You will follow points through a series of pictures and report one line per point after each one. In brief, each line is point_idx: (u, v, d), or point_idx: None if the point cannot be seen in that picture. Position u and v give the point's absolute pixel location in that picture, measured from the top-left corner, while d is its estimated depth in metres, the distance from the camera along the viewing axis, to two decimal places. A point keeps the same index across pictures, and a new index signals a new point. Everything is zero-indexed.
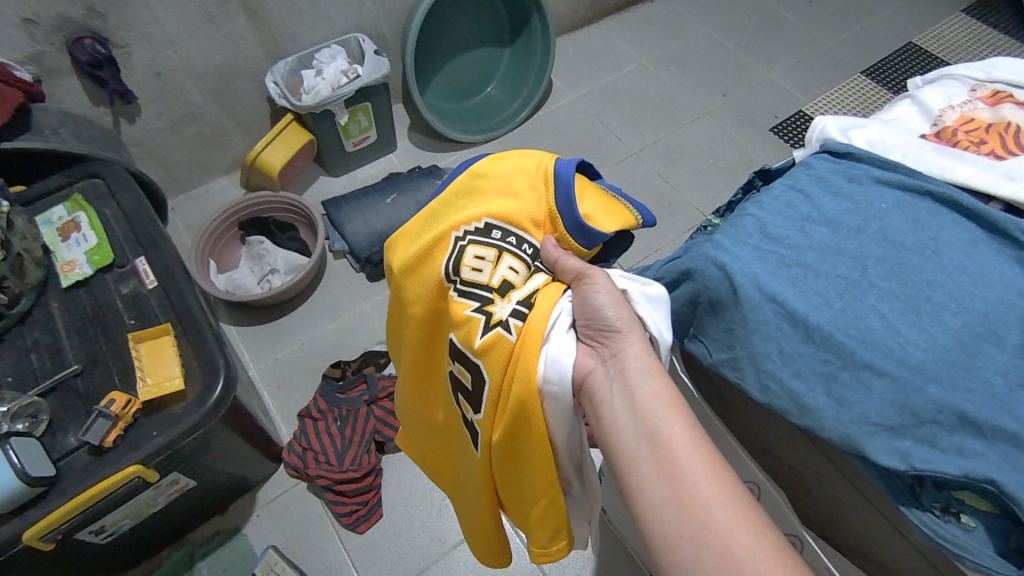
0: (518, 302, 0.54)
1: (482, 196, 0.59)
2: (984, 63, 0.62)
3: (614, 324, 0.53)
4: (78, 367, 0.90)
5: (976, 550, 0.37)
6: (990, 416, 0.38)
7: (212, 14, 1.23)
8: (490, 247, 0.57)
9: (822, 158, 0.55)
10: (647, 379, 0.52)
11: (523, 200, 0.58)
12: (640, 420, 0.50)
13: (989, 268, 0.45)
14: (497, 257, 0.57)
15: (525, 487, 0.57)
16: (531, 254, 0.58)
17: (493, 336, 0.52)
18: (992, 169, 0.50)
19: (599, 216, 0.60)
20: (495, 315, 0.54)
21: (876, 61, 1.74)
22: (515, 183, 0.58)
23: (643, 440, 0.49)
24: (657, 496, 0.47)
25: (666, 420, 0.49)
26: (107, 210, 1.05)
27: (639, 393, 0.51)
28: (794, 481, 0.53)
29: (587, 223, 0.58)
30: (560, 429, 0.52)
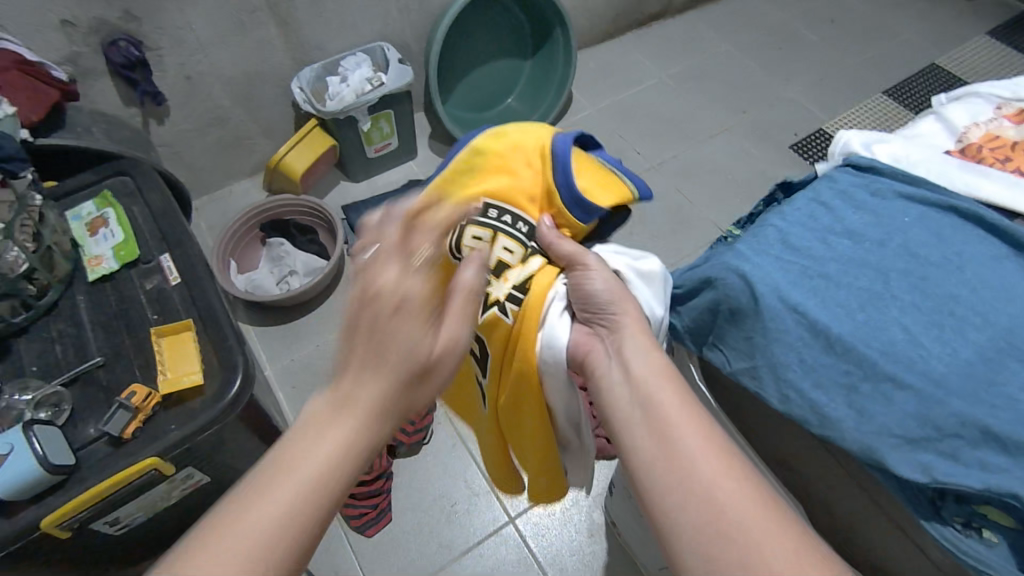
0: (516, 285, 0.58)
1: (480, 173, 0.60)
2: (1008, 83, 0.62)
3: (610, 306, 0.56)
4: (100, 359, 0.91)
5: (999, 566, 0.37)
6: (1014, 432, 0.38)
7: (243, 20, 1.26)
8: (486, 228, 0.59)
9: (845, 172, 0.55)
10: (644, 354, 0.53)
11: (519, 177, 0.60)
12: (635, 390, 0.51)
13: (1014, 284, 0.45)
14: (492, 238, 0.59)
15: (526, 443, 0.63)
16: (526, 233, 0.60)
17: (491, 317, 0.57)
18: (1017, 187, 0.50)
19: (595, 191, 0.61)
20: (492, 295, 0.58)
21: (898, 81, 1.74)
22: (513, 160, 0.60)
23: (634, 401, 0.50)
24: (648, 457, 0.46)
25: (657, 387, 0.50)
26: (134, 208, 1.08)
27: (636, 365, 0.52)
28: (810, 494, 0.53)
29: (584, 197, 0.60)
30: (554, 399, 0.57)
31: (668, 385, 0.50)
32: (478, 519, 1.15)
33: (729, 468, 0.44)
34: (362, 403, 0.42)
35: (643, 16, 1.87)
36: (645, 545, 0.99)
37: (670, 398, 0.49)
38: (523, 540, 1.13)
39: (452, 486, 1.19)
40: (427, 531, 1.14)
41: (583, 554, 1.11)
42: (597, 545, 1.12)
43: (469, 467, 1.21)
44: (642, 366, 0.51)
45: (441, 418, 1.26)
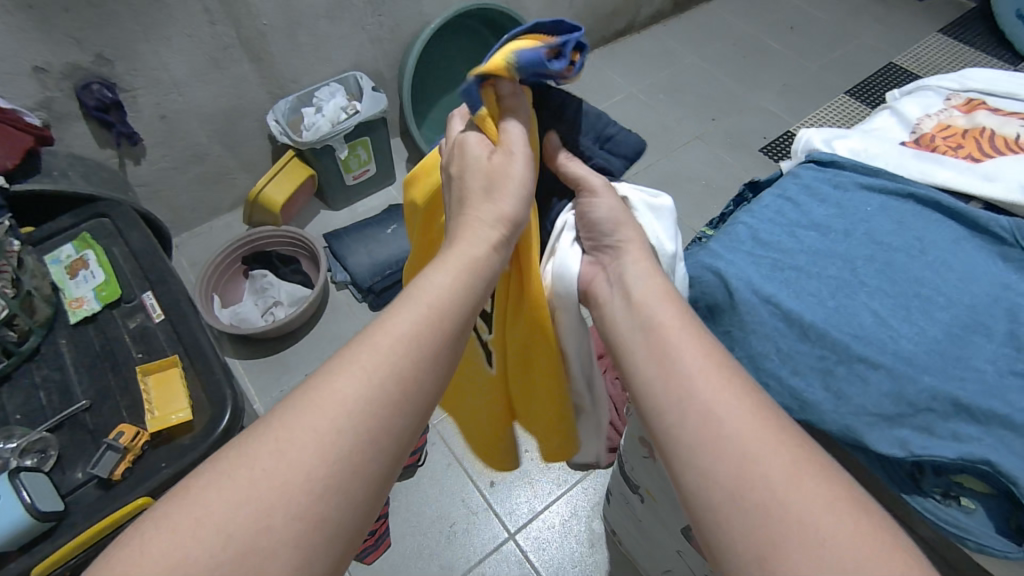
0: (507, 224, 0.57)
1: None
2: (956, 75, 0.65)
3: (614, 233, 0.52)
4: (86, 403, 0.90)
5: (979, 532, 0.38)
6: (983, 402, 0.39)
7: (216, 58, 1.28)
8: None
9: (808, 168, 0.58)
10: (644, 279, 0.49)
11: None
12: (635, 311, 0.48)
13: (974, 263, 0.47)
14: None
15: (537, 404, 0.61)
16: None
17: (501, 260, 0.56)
18: (970, 172, 0.53)
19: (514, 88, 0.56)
20: None
21: (858, 81, 1.79)
22: None
23: (636, 329, 0.47)
24: (649, 376, 0.45)
25: (656, 312, 0.47)
26: (115, 248, 1.08)
27: (638, 290, 0.49)
28: None
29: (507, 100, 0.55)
30: (570, 340, 0.56)
31: (665, 308, 0.47)
32: (478, 538, 1.14)
33: (733, 386, 0.42)
34: (425, 297, 0.45)
35: (611, 33, 1.92)
36: (647, 551, 0.99)
37: (659, 318, 0.47)
38: (524, 556, 1.12)
39: (451, 506, 1.18)
40: (428, 553, 1.13)
41: (585, 565, 1.11)
42: (598, 555, 1.12)
43: (467, 486, 1.20)
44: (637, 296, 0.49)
45: (436, 439, 1.26)
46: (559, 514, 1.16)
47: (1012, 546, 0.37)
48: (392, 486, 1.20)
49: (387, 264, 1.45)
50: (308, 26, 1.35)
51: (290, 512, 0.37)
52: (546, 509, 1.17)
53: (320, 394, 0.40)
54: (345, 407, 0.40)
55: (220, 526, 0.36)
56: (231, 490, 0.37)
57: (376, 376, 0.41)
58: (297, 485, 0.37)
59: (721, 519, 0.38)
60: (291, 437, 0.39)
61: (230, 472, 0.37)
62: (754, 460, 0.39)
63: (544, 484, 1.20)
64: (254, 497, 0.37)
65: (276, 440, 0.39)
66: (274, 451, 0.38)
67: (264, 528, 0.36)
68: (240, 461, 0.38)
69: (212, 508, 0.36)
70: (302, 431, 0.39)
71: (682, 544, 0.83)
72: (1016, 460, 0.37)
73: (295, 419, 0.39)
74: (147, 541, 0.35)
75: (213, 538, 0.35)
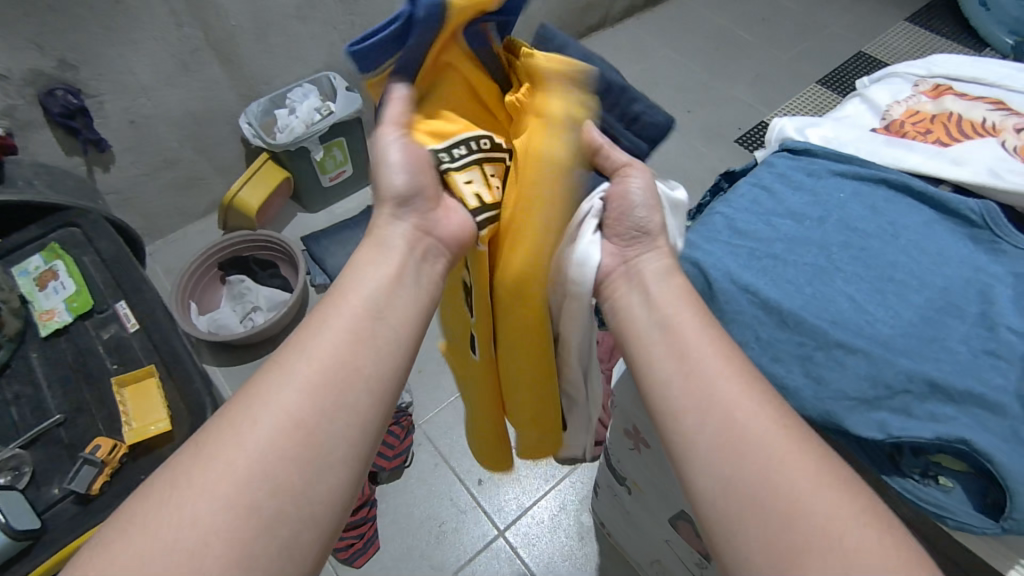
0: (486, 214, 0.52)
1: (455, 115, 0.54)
2: (923, 62, 0.66)
3: (646, 222, 0.52)
4: (60, 417, 0.88)
5: (959, 511, 0.39)
6: (958, 382, 0.40)
7: (185, 61, 1.26)
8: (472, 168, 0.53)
9: (782, 156, 0.58)
10: (666, 280, 0.50)
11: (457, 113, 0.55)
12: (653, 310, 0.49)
13: (945, 246, 0.47)
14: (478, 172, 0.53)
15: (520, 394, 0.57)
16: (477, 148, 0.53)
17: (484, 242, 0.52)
18: (939, 156, 0.54)
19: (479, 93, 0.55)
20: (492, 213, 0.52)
21: (829, 71, 1.82)
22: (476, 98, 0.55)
23: (654, 324, 0.48)
24: (663, 373, 0.45)
25: (673, 307, 0.48)
26: (85, 257, 1.05)
27: (655, 291, 0.49)
28: None
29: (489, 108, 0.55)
30: (573, 328, 0.53)
31: (679, 301, 0.48)
32: (468, 536, 1.14)
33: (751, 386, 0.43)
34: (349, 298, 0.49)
35: (584, 27, 1.92)
36: (636, 543, 0.99)
37: (672, 312, 0.47)
38: (515, 552, 1.12)
39: (439, 506, 1.17)
40: (417, 554, 1.12)
41: (575, 559, 1.11)
42: (588, 548, 1.12)
43: (454, 485, 1.20)
44: (657, 289, 0.49)
45: (422, 439, 1.25)
46: (548, 509, 1.16)
47: (989, 522, 0.38)
48: (380, 488, 1.19)
49: None
50: (279, 27, 1.33)
51: (262, 509, 0.39)
52: (535, 504, 1.17)
53: (268, 396, 0.43)
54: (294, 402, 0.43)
55: (203, 525, 0.38)
56: (207, 493, 0.39)
57: (317, 377, 0.44)
58: (265, 483, 0.40)
59: (714, 502, 0.40)
60: (258, 439, 0.41)
61: (196, 477, 0.39)
62: (758, 456, 0.40)
63: (532, 480, 1.20)
64: (237, 499, 0.39)
65: (239, 441, 0.41)
66: (248, 453, 0.41)
67: (243, 526, 0.38)
68: (212, 464, 0.40)
69: (191, 511, 0.38)
70: (264, 431, 0.41)
71: (670, 534, 0.83)
72: (991, 438, 0.38)
73: (252, 423, 0.42)
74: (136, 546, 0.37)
75: (196, 540, 0.37)
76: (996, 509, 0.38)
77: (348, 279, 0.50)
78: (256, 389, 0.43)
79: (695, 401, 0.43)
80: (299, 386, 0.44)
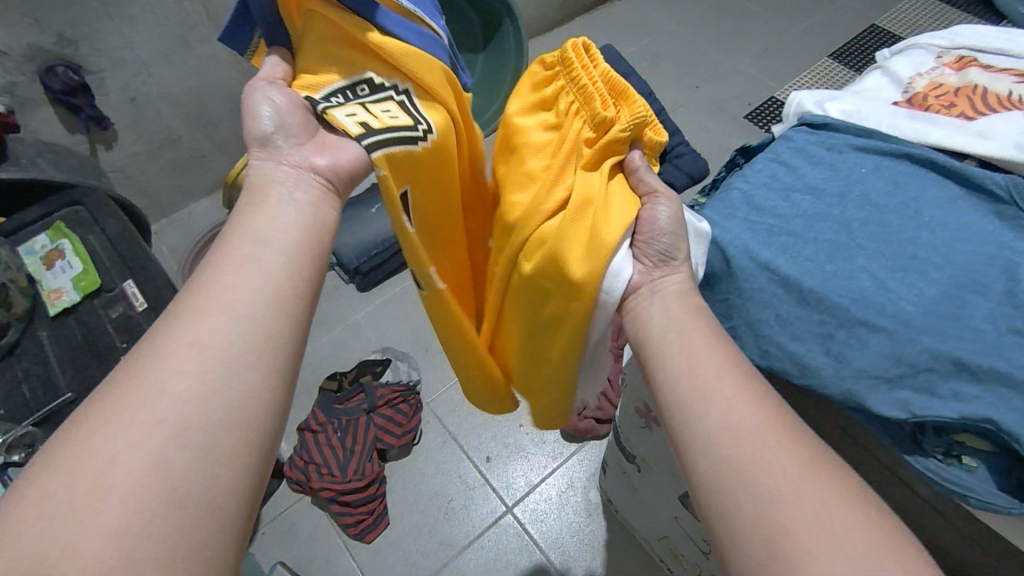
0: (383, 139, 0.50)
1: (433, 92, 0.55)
2: (946, 32, 0.64)
3: (671, 250, 0.49)
4: (71, 396, 0.88)
5: (982, 489, 0.38)
6: (983, 360, 0.39)
7: (185, 36, 1.24)
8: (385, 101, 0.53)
9: (801, 131, 0.57)
10: (685, 295, 0.49)
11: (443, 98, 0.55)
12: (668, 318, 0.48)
13: (970, 223, 0.46)
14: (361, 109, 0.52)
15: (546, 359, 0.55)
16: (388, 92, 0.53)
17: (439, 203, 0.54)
18: (964, 130, 0.52)
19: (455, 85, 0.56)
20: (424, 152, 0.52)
21: (841, 44, 1.78)
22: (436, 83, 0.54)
23: (670, 329, 0.47)
24: (673, 376, 0.45)
25: (691, 318, 0.47)
26: (90, 236, 1.04)
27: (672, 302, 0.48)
28: None
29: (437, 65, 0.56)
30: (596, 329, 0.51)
31: (693, 313, 0.48)
32: (476, 513, 1.15)
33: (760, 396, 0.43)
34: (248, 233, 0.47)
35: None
36: (644, 519, 1.00)
37: (687, 318, 0.47)
38: (523, 528, 1.13)
39: (447, 483, 1.18)
40: (426, 530, 1.14)
41: (583, 535, 1.12)
42: (596, 524, 1.13)
43: (462, 462, 1.20)
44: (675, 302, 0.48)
45: (429, 417, 1.26)
46: (555, 487, 1.17)
47: (1014, 501, 0.38)
48: (388, 465, 1.20)
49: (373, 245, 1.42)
50: None
51: (170, 445, 0.35)
52: (543, 481, 1.18)
53: (169, 333, 0.40)
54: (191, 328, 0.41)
55: (106, 465, 0.34)
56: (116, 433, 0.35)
57: (223, 305, 0.42)
58: (169, 420, 0.36)
59: (718, 494, 0.40)
60: (168, 370, 0.38)
61: (103, 417, 0.36)
62: (753, 451, 0.40)
63: (540, 457, 1.21)
64: (140, 436, 0.35)
65: (142, 376, 0.38)
66: (155, 387, 0.37)
67: (151, 465, 0.34)
68: (119, 403, 0.36)
69: (95, 453, 0.34)
70: (172, 365, 0.38)
71: (679, 511, 0.84)
72: (1016, 416, 0.38)
73: (156, 354, 0.39)
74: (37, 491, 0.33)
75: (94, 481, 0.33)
76: (1021, 489, 0.38)
77: (236, 222, 0.48)
78: (159, 325, 0.41)
79: (695, 390, 0.44)
80: (204, 310, 0.42)
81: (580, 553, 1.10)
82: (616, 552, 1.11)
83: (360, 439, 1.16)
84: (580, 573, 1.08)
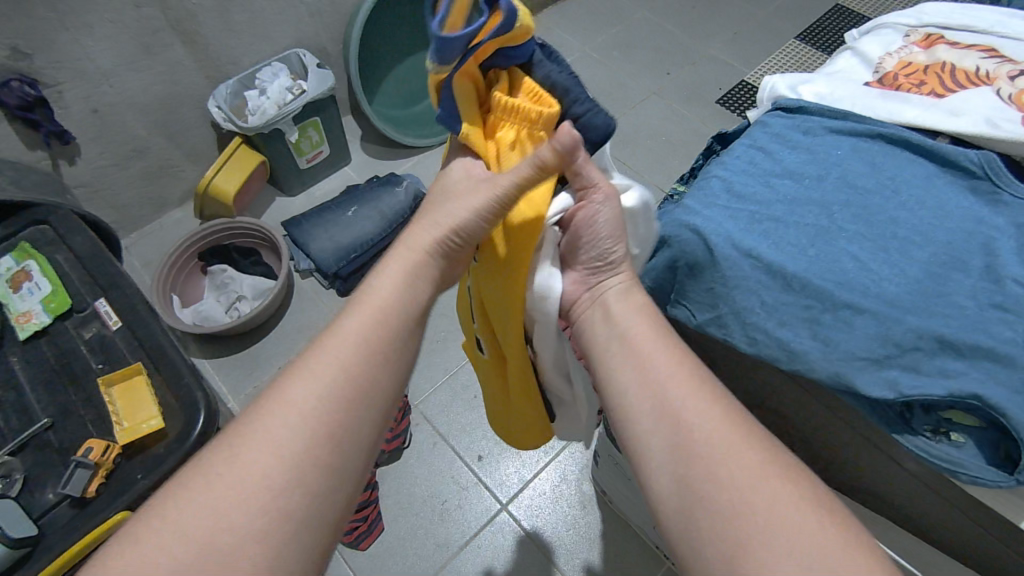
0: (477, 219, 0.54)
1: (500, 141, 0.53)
2: (912, 11, 0.64)
3: (608, 254, 0.52)
4: (48, 420, 0.86)
5: (972, 465, 0.39)
6: (967, 336, 0.40)
7: (146, 44, 1.20)
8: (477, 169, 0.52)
9: (776, 116, 0.57)
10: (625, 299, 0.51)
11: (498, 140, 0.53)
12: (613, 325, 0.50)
13: (947, 200, 0.47)
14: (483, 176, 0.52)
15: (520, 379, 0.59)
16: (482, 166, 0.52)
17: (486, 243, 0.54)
18: (936, 108, 0.53)
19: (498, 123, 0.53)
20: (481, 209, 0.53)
21: (807, 25, 1.80)
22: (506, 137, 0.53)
23: (610, 332, 0.49)
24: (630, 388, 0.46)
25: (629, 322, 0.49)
26: (60, 256, 1.01)
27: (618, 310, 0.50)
28: (795, 433, 0.54)
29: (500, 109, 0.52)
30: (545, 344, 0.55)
31: (636, 315, 0.50)
32: (471, 512, 1.14)
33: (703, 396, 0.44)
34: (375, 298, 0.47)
35: None
36: (638, 508, 1.00)
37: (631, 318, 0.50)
38: (518, 524, 1.13)
39: (441, 484, 1.18)
40: (422, 533, 1.13)
41: (578, 527, 1.12)
42: (591, 516, 1.13)
43: (455, 462, 1.20)
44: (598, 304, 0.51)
45: (419, 419, 1.25)
46: (549, 481, 1.17)
47: (1002, 474, 0.38)
48: (379, 470, 1.19)
49: (352, 248, 1.41)
50: (241, 3, 1.27)
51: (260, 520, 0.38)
52: (536, 476, 1.18)
53: (283, 399, 0.42)
54: (313, 404, 0.41)
55: (210, 534, 0.37)
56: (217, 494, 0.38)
57: (337, 382, 0.43)
58: (267, 498, 0.38)
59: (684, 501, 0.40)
60: (276, 442, 0.40)
61: (207, 480, 0.39)
62: (709, 450, 0.41)
63: (531, 452, 1.21)
64: (251, 516, 0.38)
65: (253, 445, 0.40)
66: (263, 458, 0.39)
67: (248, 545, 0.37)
68: (226, 468, 0.39)
69: (197, 518, 0.37)
70: (275, 435, 0.40)
71: None
72: (1002, 390, 0.38)
73: (269, 425, 0.40)
74: (151, 545, 0.37)
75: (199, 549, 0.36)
76: (1008, 462, 0.39)
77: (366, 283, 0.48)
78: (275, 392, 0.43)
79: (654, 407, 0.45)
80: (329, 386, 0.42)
81: (575, 545, 1.11)
82: (612, 542, 1.11)
83: None
84: (577, 565, 1.09)
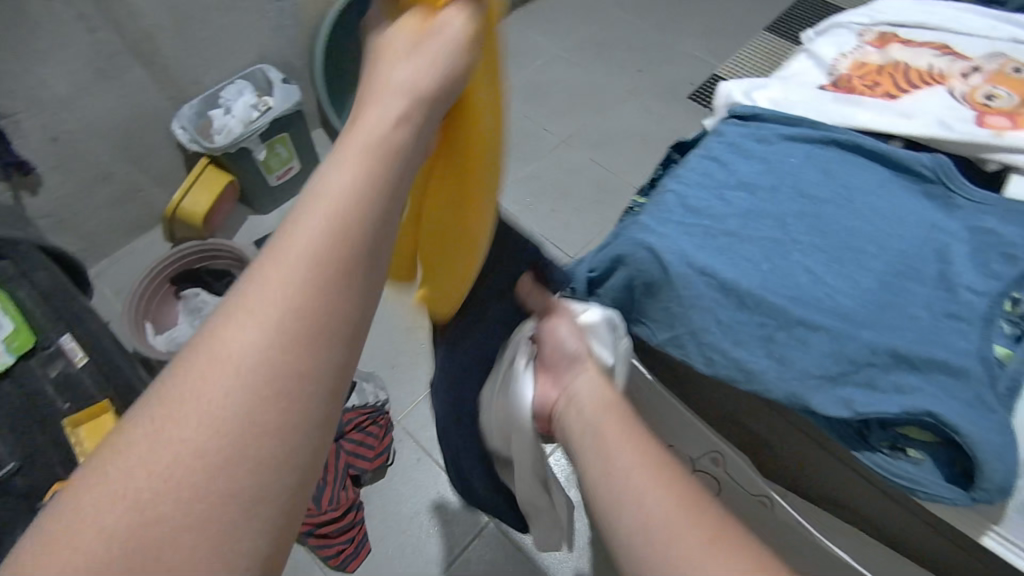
0: None
1: None
2: (866, 8, 0.64)
3: (577, 356, 0.52)
4: (15, 464, 0.84)
5: (930, 484, 0.39)
6: (920, 350, 0.40)
7: (104, 69, 1.18)
8: None
9: (731, 124, 0.56)
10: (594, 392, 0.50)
11: None
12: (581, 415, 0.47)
13: (901, 206, 0.47)
14: None
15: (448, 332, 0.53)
16: None
17: None
18: (889, 110, 0.52)
19: None
20: None
21: (777, 17, 1.79)
22: None
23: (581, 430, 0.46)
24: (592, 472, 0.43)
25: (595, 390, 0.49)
26: (22, 292, 0.98)
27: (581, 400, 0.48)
28: None
29: None
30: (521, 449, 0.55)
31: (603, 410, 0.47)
32: (460, 527, 1.13)
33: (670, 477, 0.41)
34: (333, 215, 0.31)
35: None
36: None
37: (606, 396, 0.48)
38: (507, 537, 1.12)
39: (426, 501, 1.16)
40: (410, 551, 1.12)
41: None
42: (580, 525, 1.12)
43: (440, 478, 1.19)
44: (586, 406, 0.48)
45: (403, 436, 1.23)
46: None
47: (960, 492, 0.39)
48: (362, 492, 1.17)
49: None
50: (200, 22, 1.25)
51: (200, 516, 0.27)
52: None
53: (225, 349, 0.29)
54: (265, 359, 0.29)
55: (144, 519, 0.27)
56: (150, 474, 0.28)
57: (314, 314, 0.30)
58: (208, 487, 0.28)
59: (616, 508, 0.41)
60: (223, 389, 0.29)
61: (132, 458, 0.28)
62: (631, 490, 0.40)
63: None
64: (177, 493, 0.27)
65: (190, 406, 0.29)
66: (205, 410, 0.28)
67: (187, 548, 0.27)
68: (155, 443, 0.28)
69: (117, 503, 0.27)
70: (220, 395, 0.29)
71: None
72: (953, 404, 0.39)
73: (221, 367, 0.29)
74: (62, 544, 0.26)
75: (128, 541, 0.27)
76: (965, 477, 0.40)
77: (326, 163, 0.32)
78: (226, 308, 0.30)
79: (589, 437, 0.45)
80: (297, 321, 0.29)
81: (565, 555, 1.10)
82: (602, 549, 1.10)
83: (331, 468, 1.11)
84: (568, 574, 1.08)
